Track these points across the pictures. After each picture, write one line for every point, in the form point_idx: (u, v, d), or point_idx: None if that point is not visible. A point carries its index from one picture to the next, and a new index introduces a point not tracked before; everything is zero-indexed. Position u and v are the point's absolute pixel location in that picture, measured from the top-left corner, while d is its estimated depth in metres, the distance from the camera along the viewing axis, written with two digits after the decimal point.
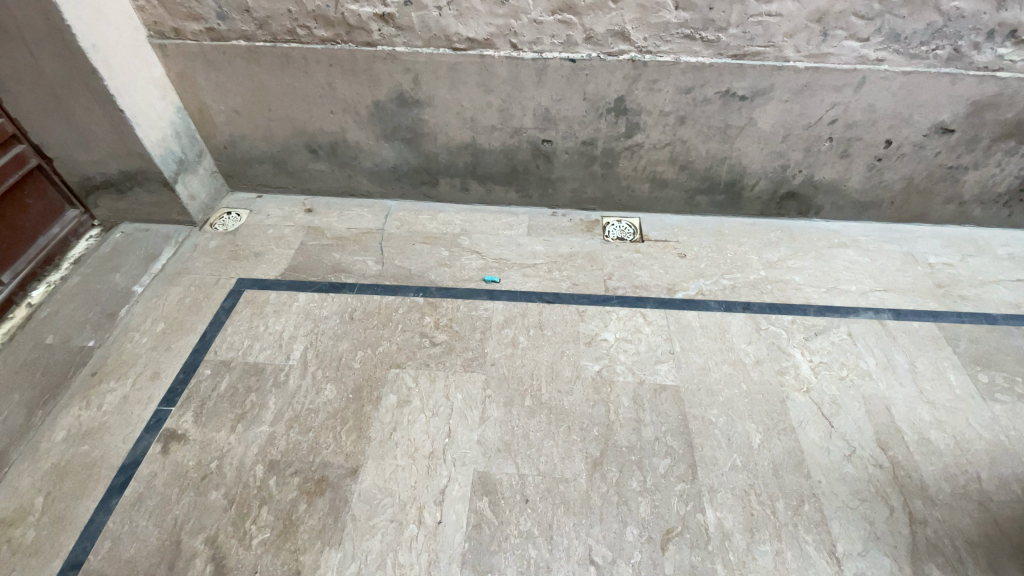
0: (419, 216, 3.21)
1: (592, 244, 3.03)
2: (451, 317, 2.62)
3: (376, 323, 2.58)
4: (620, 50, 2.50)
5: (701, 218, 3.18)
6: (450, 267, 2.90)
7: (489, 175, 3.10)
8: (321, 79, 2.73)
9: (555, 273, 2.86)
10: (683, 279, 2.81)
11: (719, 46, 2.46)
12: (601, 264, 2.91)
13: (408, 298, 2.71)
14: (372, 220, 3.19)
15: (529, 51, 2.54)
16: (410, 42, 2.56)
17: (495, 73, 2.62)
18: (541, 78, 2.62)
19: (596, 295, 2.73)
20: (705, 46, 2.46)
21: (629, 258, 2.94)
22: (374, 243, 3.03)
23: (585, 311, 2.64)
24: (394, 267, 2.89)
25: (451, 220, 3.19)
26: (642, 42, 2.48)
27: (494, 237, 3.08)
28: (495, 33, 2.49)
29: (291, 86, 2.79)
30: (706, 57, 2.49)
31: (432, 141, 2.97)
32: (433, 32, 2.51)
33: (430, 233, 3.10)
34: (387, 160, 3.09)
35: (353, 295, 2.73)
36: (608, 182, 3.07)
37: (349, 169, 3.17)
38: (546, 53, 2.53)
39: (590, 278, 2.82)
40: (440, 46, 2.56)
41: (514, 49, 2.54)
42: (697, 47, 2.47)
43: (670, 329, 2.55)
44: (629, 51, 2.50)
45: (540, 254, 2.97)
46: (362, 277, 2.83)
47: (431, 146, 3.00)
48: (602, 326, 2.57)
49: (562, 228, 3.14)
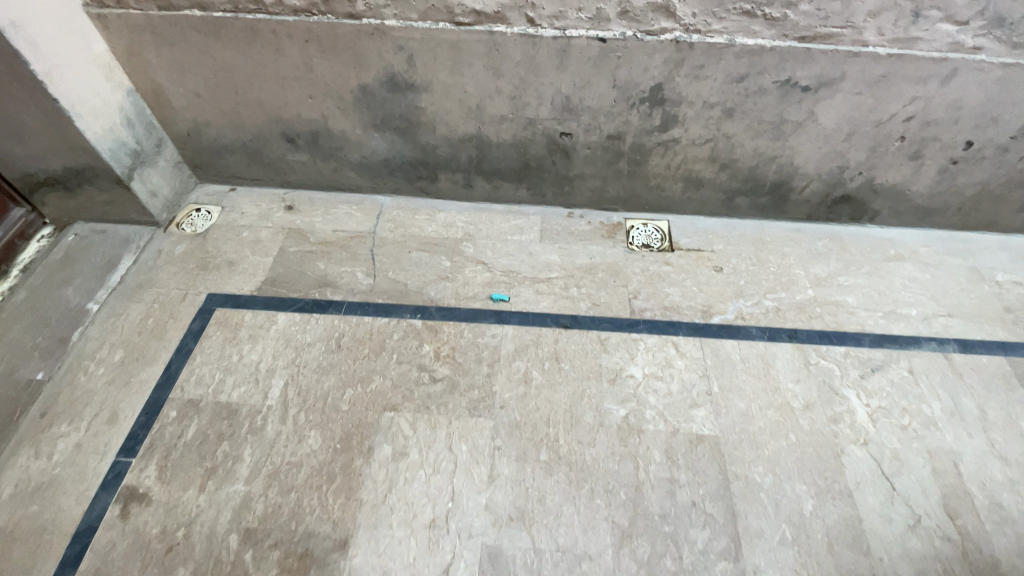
0: (416, 217, 2.80)
1: (614, 254, 2.65)
2: (454, 346, 2.27)
3: (368, 353, 2.25)
4: (661, 29, 2.04)
5: (738, 222, 2.79)
6: (453, 281, 2.52)
7: (497, 170, 2.68)
8: (296, 58, 2.27)
9: (572, 290, 2.49)
10: (721, 300, 2.46)
11: (784, 26, 2.01)
12: (625, 279, 2.54)
13: (404, 320, 2.36)
14: (362, 221, 2.78)
15: (549, 28, 2.08)
16: (402, 14, 2.08)
17: (507, 55, 2.16)
18: (562, 61, 2.16)
19: (620, 319, 2.38)
20: (767, 26, 2.01)
21: (657, 272, 2.57)
22: (365, 251, 2.64)
23: (607, 340, 2.30)
24: (388, 281, 2.52)
25: (453, 222, 2.78)
26: (689, 20, 2.02)
27: (502, 244, 2.69)
28: (507, 4, 2.03)
29: (260, 66, 2.32)
30: (767, 39, 2.04)
31: (430, 131, 2.53)
32: (431, 2, 2.04)
33: (429, 239, 2.71)
34: (378, 151, 2.66)
35: (340, 316, 2.37)
36: (635, 181, 2.65)
37: (334, 161, 2.74)
38: (570, 30, 2.07)
39: (612, 298, 2.46)
40: (440, 20, 2.09)
41: (531, 24, 2.08)
42: (757, 26, 2.02)
43: (706, 364, 2.22)
44: (673, 29, 2.04)
45: (555, 266, 2.60)
46: (351, 294, 2.46)
47: (429, 137, 2.56)
48: (628, 359, 2.24)
49: (580, 233, 2.74)
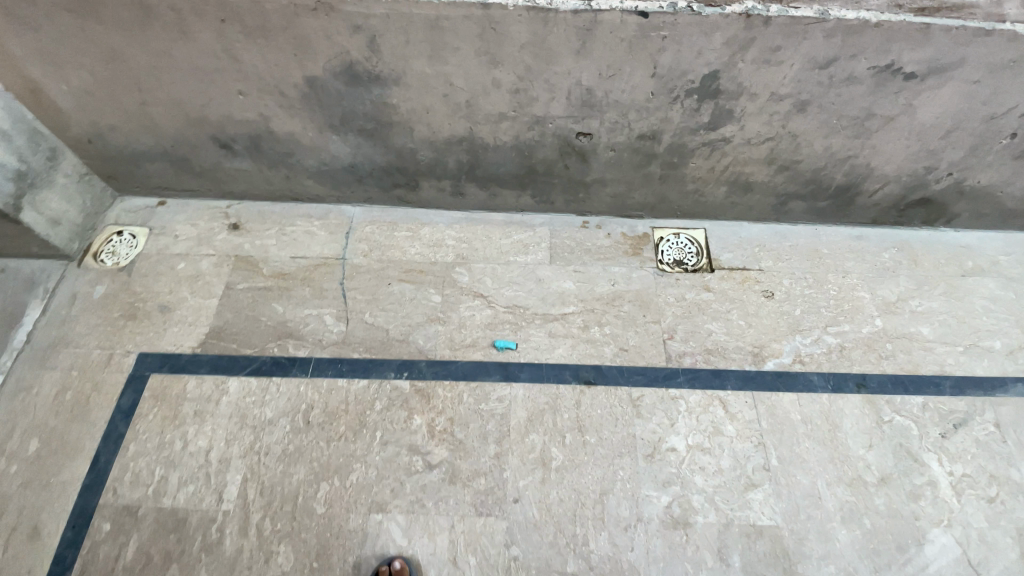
0: (395, 234, 2.25)
1: (644, 277, 2.15)
2: (452, 417, 1.83)
3: (345, 432, 1.80)
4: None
5: (790, 229, 2.33)
6: (445, 324, 2.02)
7: (494, 177, 2.11)
8: (212, 44, 1.69)
9: (594, 330, 2.01)
10: (774, 338, 2.03)
11: None
12: (657, 313, 2.06)
13: (387, 382, 1.89)
14: (328, 242, 2.23)
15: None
16: None
17: (507, 36, 1.59)
18: (584, 44, 1.59)
19: (654, 369, 1.94)
20: None
21: (695, 301, 2.10)
22: (334, 284, 2.12)
23: (639, 401, 1.87)
24: (363, 327, 2.01)
25: (442, 240, 2.23)
26: None
27: (504, 268, 2.16)
28: None
29: (164, 54, 1.74)
30: (873, 11, 1.50)
31: (405, 133, 1.94)
32: None
33: (413, 264, 2.17)
34: (340, 157, 2.07)
35: (307, 380, 1.90)
36: (668, 186, 2.11)
37: (286, 169, 2.16)
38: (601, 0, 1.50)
39: (643, 340, 2.00)
40: None
41: None
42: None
43: (760, 429, 1.83)
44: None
45: (571, 297, 2.09)
46: (319, 347, 1.97)
47: (403, 140, 1.97)
48: (666, 424, 1.83)
49: (600, 250, 2.21)
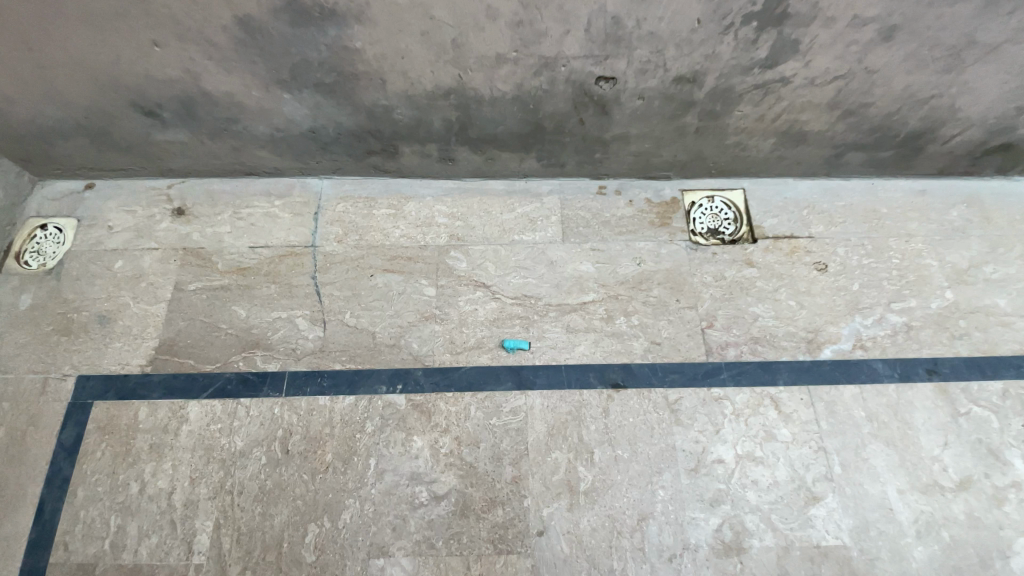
0: (374, 213, 1.86)
1: (676, 253, 1.80)
2: (459, 436, 1.53)
3: (332, 463, 1.51)
4: None
5: (844, 184, 2.00)
6: (442, 323, 1.69)
7: (491, 139, 1.71)
8: None
9: (621, 322, 1.69)
10: (830, 320, 1.74)
11: None
12: (694, 297, 1.74)
13: (378, 398, 1.58)
14: (293, 227, 1.85)
15: None
16: None
17: None
18: None
19: (694, 366, 1.63)
20: None
21: (737, 280, 1.77)
22: (306, 280, 1.76)
23: (679, 405, 1.57)
24: (345, 333, 1.67)
25: (431, 218, 1.85)
26: None
27: (509, 249, 1.80)
28: None
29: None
30: None
31: (374, 88, 1.52)
32: None
33: (398, 250, 1.80)
34: (299, 122, 1.66)
35: (282, 401, 1.58)
36: (705, 140, 1.74)
37: (235, 139, 1.76)
38: None
39: (679, 331, 1.68)
40: None
41: None
42: None
43: (820, 431, 1.58)
44: None
45: (591, 282, 1.75)
46: (293, 360, 1.64)
47: (373, 97, 1.55)
48: (710, 431, 1.55)
49: (621, 221, 1.85)
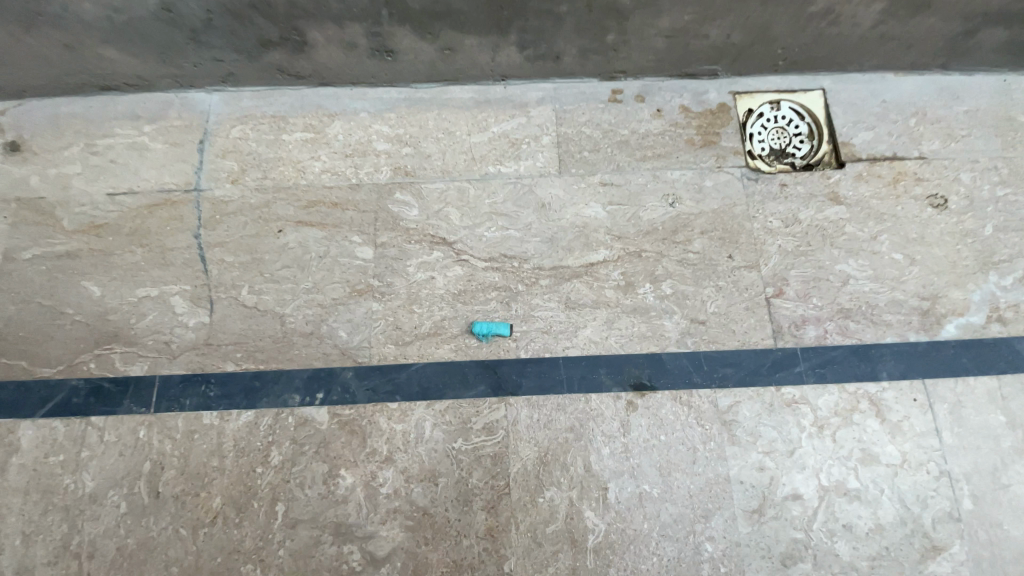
0: (283, 138, 1.28)
1: (727, 186, 1.23)
2: (407, 469, 1.03)
3: (221, 511, 1.02)
4: None
5: (966, 82, 1.39)
6: (383, 299, 1.13)
7: (444, 12, 1.14)
8: None
9: (648, 293, 1.13)
10: (952, 282, 1.19)
11: None
12: (753, 251, 1.18)
13: (288, 414, 1.07)
14: (170, 164, 1.29)
15: None
16: None
17: None
18: None
19: (755, 355, 1.10)
20: None
21: (817, 225, 1.21)
22: (186, 240, 1.21)
23: (735, 416, 1.06)
24: (240, 319, 1.13)
25: (366, 142, 1.26)
26: None
27: (481, 187, 1.21)
28: None
29: None
30: None
31: None
32: None
33: (316, 192, 1.22)
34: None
35: (150, 420, 1.08)
36: (779, 6, 1.17)
37: (69, 27, 1.20)
38: None
39: (732, 303, 1.13)
40: None
41: None
42: None
43: (940, 447, 1.07)
44: None
45: (601, 234, 1.18)
46: (167, 359, 1.12)
47: None
48: (779, 453, 1.04)
49: (645, 141, 1.26)
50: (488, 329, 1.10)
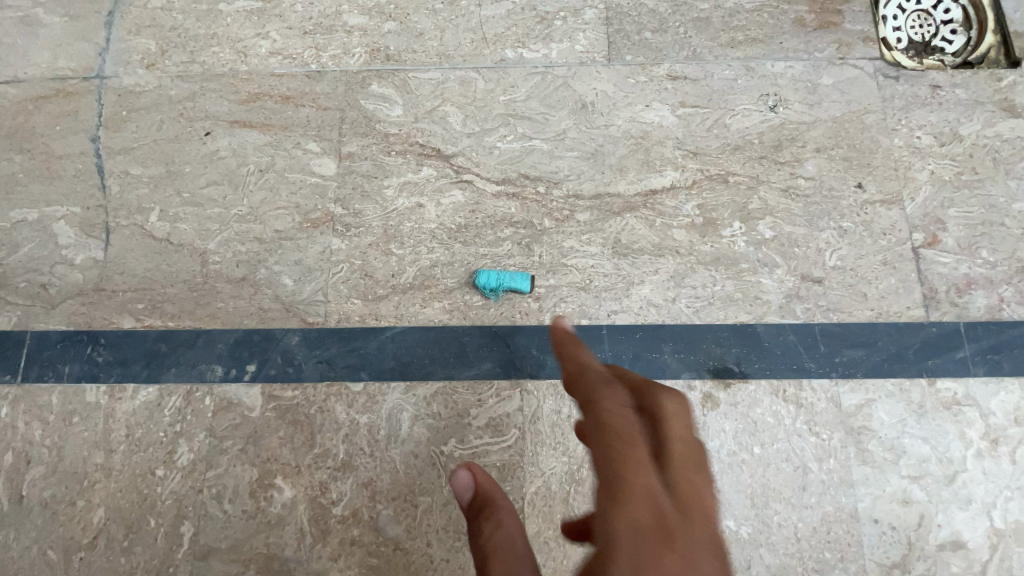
0: (221, 9, 0.92)
1: (852, 85, 0.84)
2: (373, 481, 0.70)
3: (107, 528, 0.70)
4: None
5: None
6: (346, 235, 0.78)
7: None
8: None
9: (737, 237, 0.76)
10: None
11: None
12: (893, 179, 0.79)
13: (205, 394, 0.74)
14: (66, 42, 0.93)
15: None
16: None
17: None
18: None
19: (896, 331, 0.73)
20: None
21: (983, 145, 0.83)
22: (80, 144, 0.86)
23: (867, 423, 0.70)
24: (144, 256, 0.80)
25: (333, 15, 0.89)
26: None
27: (494, 79, 0.84)
28: None
29: None
30: None
31: None
32: None
33: (260, 81, 0.86)
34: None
35: (15, 394, 0.76)
36: None
37: None
38: None
39: (862, 255, 0.76)
40: None
41: None
42: None
43: None
44: None
45: (668, 147, 0.80)
46: (43, 309, 0.79)
47: None
48: (930, 479, 0.69)
49: (732, 20, 0.87)
50: (496, 280, 0.75)
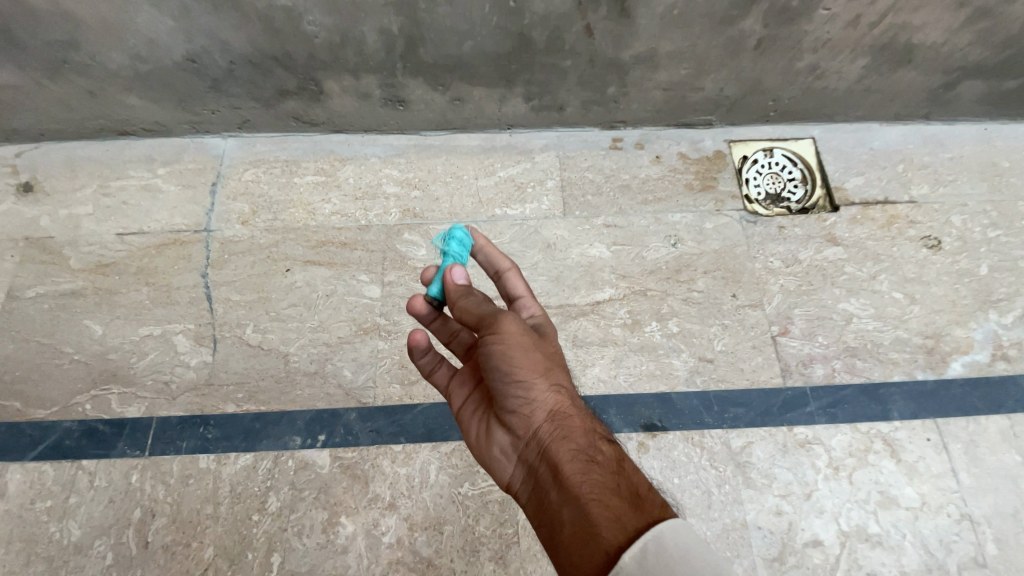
0: (295, 182, 1.32)
1: (726, 228, 1.27)
2: (411, 516, 0.99)
3: (212, 563, 0.97)
4: None
5: (950, 130, 1.44)
6: (389, 338, 1.14)
7: (455, 65, 1.16)
8: None
9: (654, 332, 1.14)
10: (955, 320, 1.20)
11: None
12: (757, 290, 1.20)
13: (288, 457, 1.04)
14: (181, 205, 1.30)
15: None
16: None
17: None
18: None
19: (764, 394, 1.10)
20: None
21: (816, 265, 1.24)
22: (193, 278, 1.21)
23: (748, 458, 1.04)
24: (242, 358, 1.12)
25: (376, 186, 1.31)
26: None
27: (488, 229, 1.24)
28: None
29: None
30: None
31: None
32: None
33: (326, 233, 1.25)
34: (184, 39, 1.11)
35: (143, 464, 1.04)
36: (770, 63, 1.20)
37: (95, 76, 1.21)
38: None
39: (739, 342, 1.14)
40: None
41: None
42: None
43: (959, 489, 1.04)
44: None
45: (606, 272, 1.20)
46: (165, 400, 1.10)
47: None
48: (793, 496, 1.01)
49: (645, 185, 1.31)
50: (459, 244, 0.83)
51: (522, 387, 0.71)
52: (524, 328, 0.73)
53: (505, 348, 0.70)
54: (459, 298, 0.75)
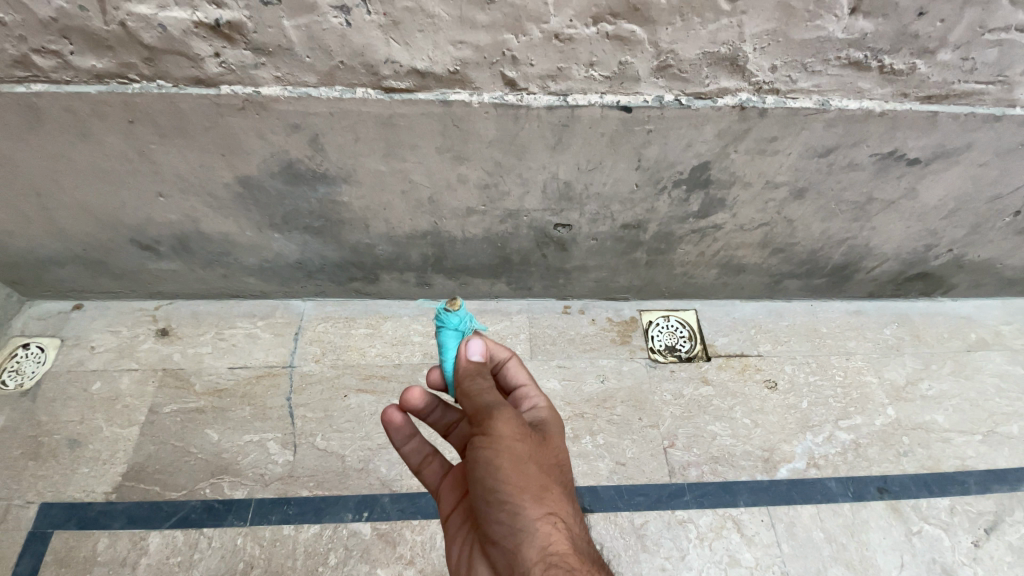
0: (352, 332, 1.97)
1: (636, 371, 1.93)
2: (424, 568, 1.52)
3: None
4: (794, 94, 1.33)
5: (786, 305, 2.18)
6: None
7: (463, 269, 1.87)
8: (87, 149, 1.40)
9: (587, 442, 1.76)
10: (783, 438, 1.84)
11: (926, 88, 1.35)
12: (655, 415, 1.84)
13: (343, 527, 1.58)
14: (273, 347, 1.94)
15: (603, 96, 1.30)
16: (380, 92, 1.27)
17: (523, 132, 1.35)
18: (612, 142, 1.39)
19: (657, 486, 1.69)
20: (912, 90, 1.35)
21: (694, 398, 1.89)
22: (280, 400, 1.81)
23: (644, 531, 1.61)
24: (314, 457, 1.70)
25: (406, 337, 1.97)
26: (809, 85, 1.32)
27: None
28: (526, 64, 1.23)
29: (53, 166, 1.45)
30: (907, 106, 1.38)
31: (345, 228, 1.67)
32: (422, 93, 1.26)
33: (371, 369, 1.89)
34: (297, 254, 1.80)
35: (245, 531, 1.57)
36: (658, 271, 1.94)
37: (231, 268, 1.88)
38: (634, 101, 1.31)
39: (642, 451, 1.76)
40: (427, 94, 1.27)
41: (567, 95, 1.29)
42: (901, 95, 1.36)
43: (781, 555, 1.61)
44: (806, 99, 1.34)
45: (556, 401, 1.83)
46: (261, 486, 1.65)
47: (331, 234, 1.70)
48: (672, 558, 1.57)
49: (584, 340, 1.99)
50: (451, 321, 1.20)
51: (512, 502, 0.96)
52: (526, 452, 1.01)
53: (498, 458, 0.98)
54: (468, 381, 1.10)
